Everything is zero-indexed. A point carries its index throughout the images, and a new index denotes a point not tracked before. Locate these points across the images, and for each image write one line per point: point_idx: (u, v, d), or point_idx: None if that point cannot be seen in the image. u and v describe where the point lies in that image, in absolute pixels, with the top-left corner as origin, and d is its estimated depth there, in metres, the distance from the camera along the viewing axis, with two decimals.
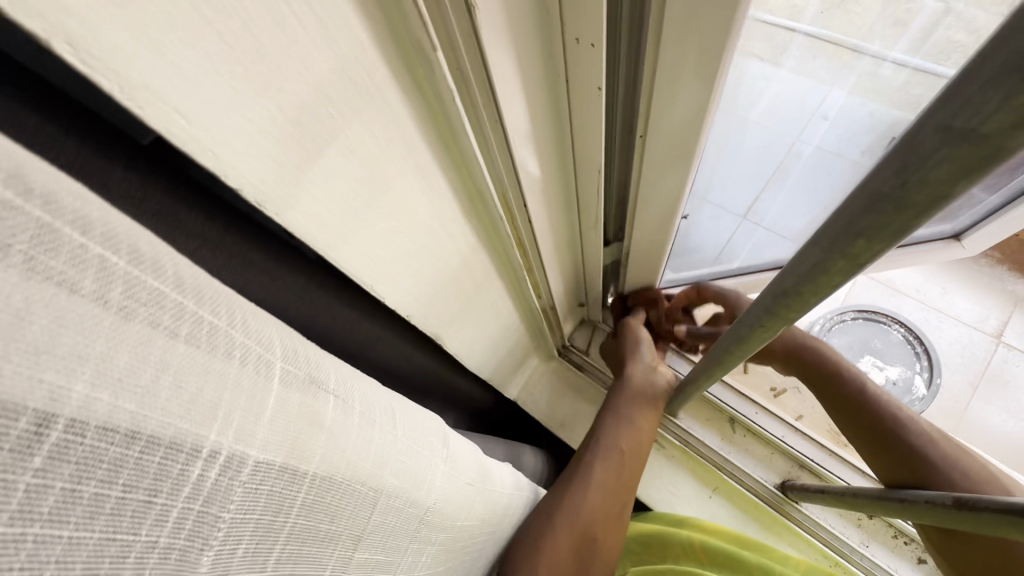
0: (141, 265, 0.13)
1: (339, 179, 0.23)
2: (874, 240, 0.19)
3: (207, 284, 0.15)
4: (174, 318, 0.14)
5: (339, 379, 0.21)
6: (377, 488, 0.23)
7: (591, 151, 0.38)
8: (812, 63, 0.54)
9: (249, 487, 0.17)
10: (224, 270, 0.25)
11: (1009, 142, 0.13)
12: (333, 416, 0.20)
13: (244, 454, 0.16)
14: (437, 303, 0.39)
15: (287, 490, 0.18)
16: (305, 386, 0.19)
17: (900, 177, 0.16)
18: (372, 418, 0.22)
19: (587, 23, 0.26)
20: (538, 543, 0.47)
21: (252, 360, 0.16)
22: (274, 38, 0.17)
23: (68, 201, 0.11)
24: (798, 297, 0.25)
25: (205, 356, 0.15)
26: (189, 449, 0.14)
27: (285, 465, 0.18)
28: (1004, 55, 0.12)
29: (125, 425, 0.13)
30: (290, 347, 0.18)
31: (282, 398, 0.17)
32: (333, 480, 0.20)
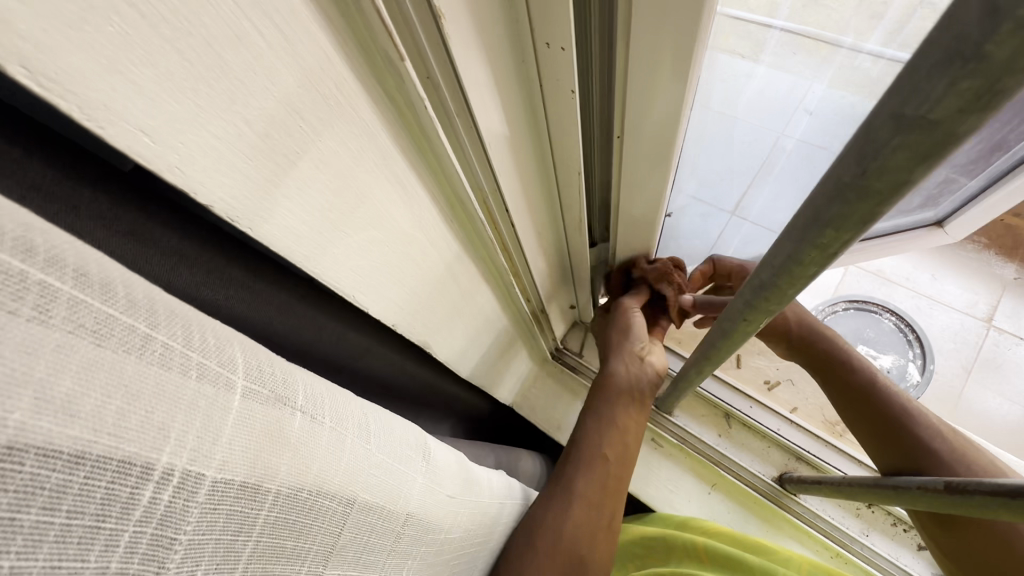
0: (87, 288, 0.13)
1: (312, 191, 0.23)
2: (842, 229, 0.19)
3: (162, 303, 0.15)
4: (124, 336, 0.14)
5: (309, 394, 0.21)
6: (349, 503, 0.23)
7: (571, 153, 0.38)
8: (790, 59, 0.55)
9: (205, 509, 0.17)
10: (201, 288, 0.25)
11: (959, 126, 0.13)
12: (301, 428, 0.20)
13: (200, 473, 0.16)
14: (423, 311, 0.39)
15: (248, 508, 0.18)
16: (269, 402, 0.19)
17: (861, 166, 0.16)
18: (343, 434, 0.22)
19: (557, 27, 0.27)
20: (527, 552, 0.47)
21: (213, 378, 0.16)
22: (236, 55, 0.17)
23: (9, 228, 0.12)
24: (776, 289, 0.25)
25: (158, 371, 0.15)
26: (140, 470, 0.14)
27: (247, 482, 0.18)
28: (946, 42, 0.12)
29: (69, 451, 0.13)
30: (255, 361, 0.19)
31: (245, 411, 0.18)
32: (302, 495, 0.20)
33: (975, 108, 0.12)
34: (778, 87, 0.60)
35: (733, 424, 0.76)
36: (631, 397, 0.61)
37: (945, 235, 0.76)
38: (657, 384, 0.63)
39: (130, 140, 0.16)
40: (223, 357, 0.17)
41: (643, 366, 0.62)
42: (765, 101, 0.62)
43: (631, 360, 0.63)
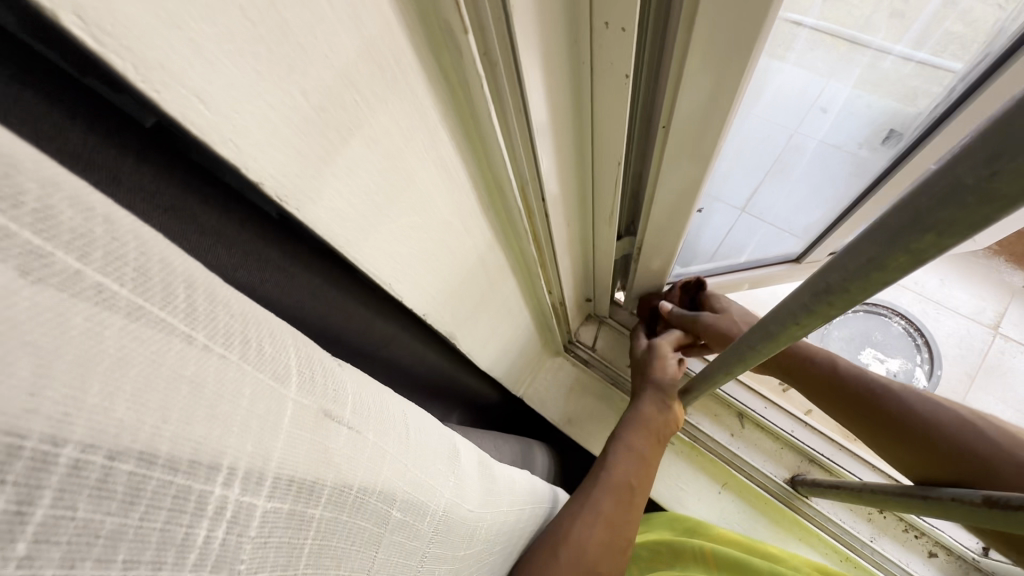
0: (147, 291, 0.12)
1: (361, 172, 0.22)
2: (944, 235, 0.17)
3: (220, 288, 0.14)
4: (188, 321, 0.13)
5: (355, 409, 0.20)
6: (389, 504, 0.22)
7: (611, 141, 0.37)
8: (817, 57, 0.52)
9: (270, 502, 0.16)
10: (239, 270, 0.23)
11: None
12: (344, 452, 0.19)
13: (265, 464, 0.15)
14: (453, 300, 0.38)
15: (307, 501, 0.17)
16: (317, 420, 0.18)
17: (990, 166, 0.14)
18: (383, 449, 0.22)
19: (617, 6, 0.25)
20: (550, 561, 0.47)
21: (266, 361, 0.16)
22: (298, 14, 0.15)
23: (68, 216, 0.10)
24: (843, 294, 0.24)
25: (221, 360, 0.14)
26: (203, 474, 0.13)
27: (304, 477, 0.17)
28: None
29: (137, 455, 0.12)
30: (308, 372, 0.18)
31: (297, 412, 0.17)
32: (348, 492, 0.19)
33: None
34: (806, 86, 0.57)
35: (745, 424, 0.75)
36: (653, 434, 0.62)
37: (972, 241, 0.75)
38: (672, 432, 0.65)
39: (185, 108, 0.14)
40: (270, 360, 0.16)
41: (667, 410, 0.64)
42: (787, 102, 0.58)
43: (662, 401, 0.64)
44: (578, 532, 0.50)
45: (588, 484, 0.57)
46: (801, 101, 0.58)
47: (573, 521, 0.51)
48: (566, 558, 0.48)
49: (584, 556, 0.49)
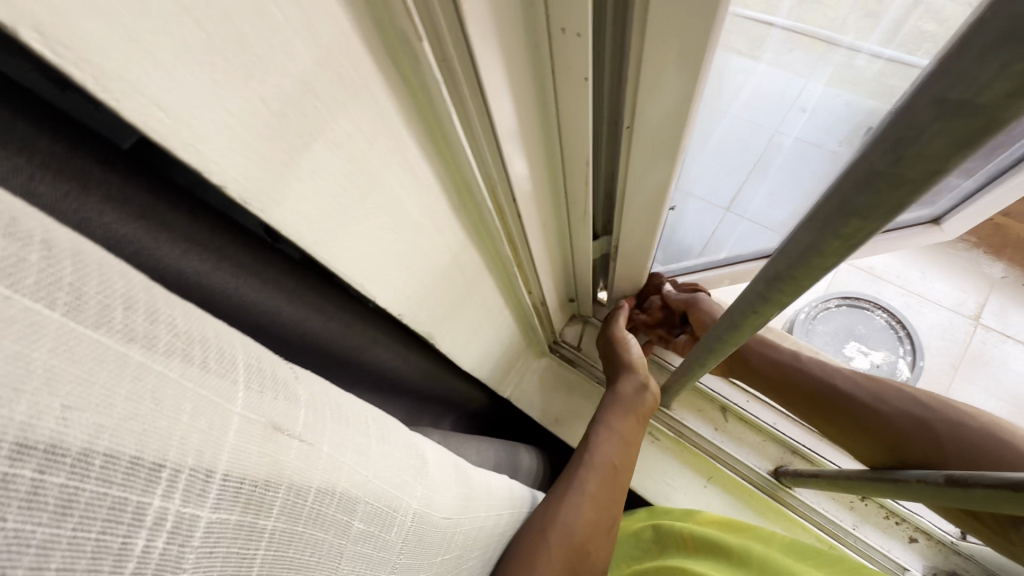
0: (88, 277, 0.13)
1: (326, 175, 0.23)
2: (868, 220, 0.19)
3: (165, 300, 0.15)
4: (127, 318, 0.14)
5: (309, 421, 0.20)
6: (350, 513, 0.23)
7: (579, 142, 0.38)
8: (789, 56, 0.56)
9: (217, 506, 0.17)
10: (214, 273, 0.24)
11: (1004, 111, 0.13)
12: (294, 469, 0.19)
13: (212, 464, 0.16)
14: (428, 302, 0.39)
15: (260, 505, 0.18)
16: (266, 433, 0.18)
17: (895, 153, 0.16)
18: (341, 460, 0.21)
19: (572, 13, 0.26)
20: (538, 549, 0.48)
21: (214, 355, 0.16)
22: (254, 27, 0.17)
23: (13, 217, 0.12)
24: (791, 281, 0.25)
25: (163, 360, 0.15)
26: (149, 467, 0.14)
27: (253, 484, 0.18)
28: (996, 27, 0.12)
29: (76, 448, 0.13)
30: (255, 364, 0.18)
31: (247, 403, 0.17)
32: (304, 501, 0.20)
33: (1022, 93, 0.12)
34: (780, 85, 0.60)
35: (729, 418, 0.76)
36: (632, 413, 0.65)
37: (941, 232, 0.76)
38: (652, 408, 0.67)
39: (145, 115, 0.15)
40: (223, 362, 0.17)
41: (644, 389, 0.67)
42: (767, 99, 0.62)
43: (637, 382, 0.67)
44: (564, 515, 0.52)
45: (572, 467, 0.59)
46: (781, 102, 0.63)
47: (558, 504, 0.53)
48: (553, 541, 0.50)
49: (570, 538, 0.51)
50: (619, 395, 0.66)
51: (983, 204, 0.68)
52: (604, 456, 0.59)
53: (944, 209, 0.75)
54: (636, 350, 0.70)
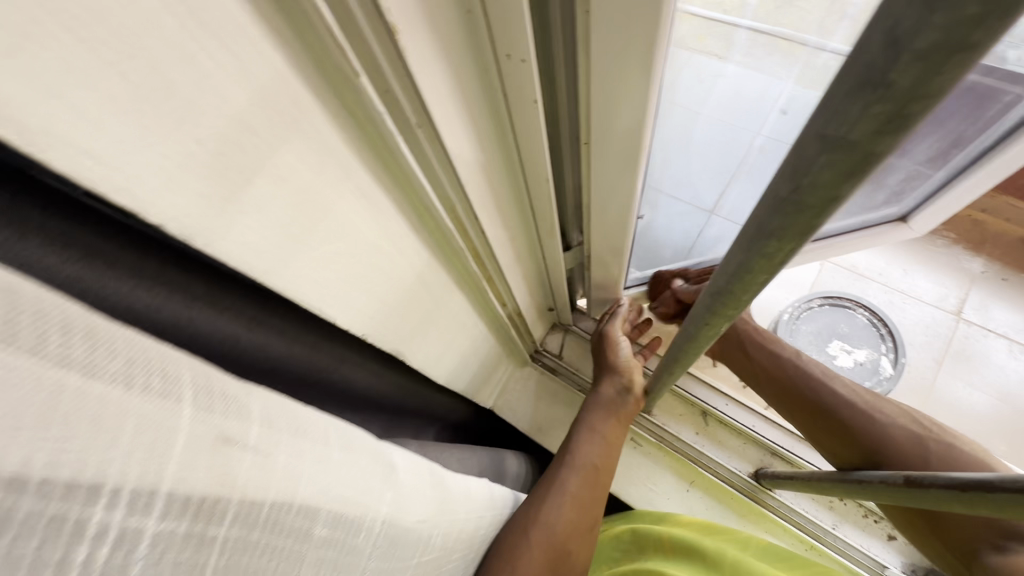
0: (18, 311, 0.14)
1: (272, 207, 0.24)
2: (784, 241, 0.20)
3: (104, 326, 0.16)
4: (60, 347, 0.14)
5: (263, 429, 0.21)
6: (312, 520, 0.23)
7: (537, 159, 0.39)
8: (766, 60, 0.58)
9: (163, 516, 0.17)
10: (164, 305, 0.25)
11: (876, 146, 0.14)
12: (248, 476, 0.19)
13: (156, 481, 0.16)
14: (393, 321, 0.39)
15: (211, 514, 0.18)
16: (214, 446, 0.18)
17: (794, 182, 0.17)
18: (298, 478, 0.22)
19: (514, 39, 0.28)
20: (520, 544, 0.49)
21: (156, 382, 0.17)
22: (184, 74, 0.17)
23: None
24: (731, 296, 0.26)
25: (101, 389, 0.15)
26: (87, 488, 0.15)
27: (204, 497, 0.18)
28: (855, 72, 0.12)
29: (8, 473, 0.13)
30: (202, 381, 0.19)
31: (195, 415, 0.18)
32: (259, 510, 0.20)
33: (889, 132, 0.13)
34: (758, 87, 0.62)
35: (709, 422, 0.77)
36: (614, 414, 0.66)
37: (910, 229, 0.79)
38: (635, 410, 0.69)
39: (75, 165, 0.16)
40: (166, 387, 0.17)
41: (626, 391, 0.68)
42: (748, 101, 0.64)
43: (619, 384, 0.68)
44: (546, 511, 0.53)
45: (555, 465, 0.60)
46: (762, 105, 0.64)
47: (541, 500, 0.54)
48: (536, 536, 0.50)
49: (553, 534, 0.51)
50: (601, 397, 0.68)
51: (947, 199, 0.71)
52: (588, 456, 0.60)
53: (912, 207, 0.77)
54: (625, 351, 0.70)
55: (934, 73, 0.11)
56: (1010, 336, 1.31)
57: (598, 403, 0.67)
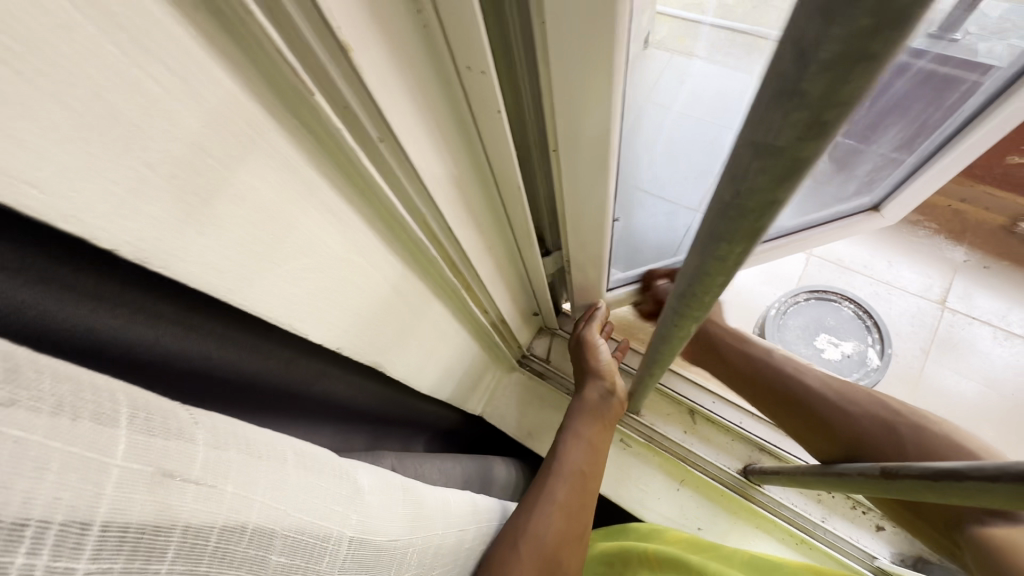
0: None
1: (232, 227, 0.24)
2: (734, 243, 0.20)
3: (26, 364, 0.15)
4: None
5: (207, 463, 0.20)
6: (266, 548, 0.23)
7: (506, 168, 0.40)
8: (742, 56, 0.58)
9: (95, 556, 0.16)
10: (126, 326, 0.25)
11: (802, 152, 0.14)
12: (193, 506, 0.19)
13: (88, 516, 0.16)
14: (370, 334, 0.39)
15: (151, 550, 0.18)
16: (153, 479, 0.18)
17: (734, 187, 0.17)
18: (252, 494, 0.22)
19: (473, 52, 0.28)
20: (511, 560, 0.47)
21: (89, 413, 0.17)
22: (128, 101, 0.17)
23: None
24: (695, 297, 0.27)
25: (27, 429, 0.15)
26: (10, 526, 0.14)
27: (143, 531, 0.18)
28: (774, 82, 0.13)
29: None
30: (141, 412, 0.18)
31: (132, 441, 0.18)
32: (206, 541, 0.20)
33: (810, 138, 0.13)
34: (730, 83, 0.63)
35: (697, 420, 0.77)
36: (598, 417, 0.67)
37: (882, 218, 0.79)
38: (618, 413, 0.70)
39: (17, 195, 0.16)
40: (100, 413, 0.17)
41: (609, 394, 0.69)
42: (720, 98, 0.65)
43: (602, 387, 0.69)
44: (536, 524, 0.51)
45: (541, 476, 0.59)
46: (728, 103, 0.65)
47: (530, 514, 0.53)
48: (527, 551, 0.49)
49: (544, 547, 0.50)
50: (584, 402, 0.68)
51: (915, 188, 0.72)
52: (574, 463, 0.60)
53: (882, 195, 0.79)
54: (604, 354, 0.71)
55: (843, 81, 0.11)
56: (995, 323, 1.32)
57: (582, 409, 0.67)
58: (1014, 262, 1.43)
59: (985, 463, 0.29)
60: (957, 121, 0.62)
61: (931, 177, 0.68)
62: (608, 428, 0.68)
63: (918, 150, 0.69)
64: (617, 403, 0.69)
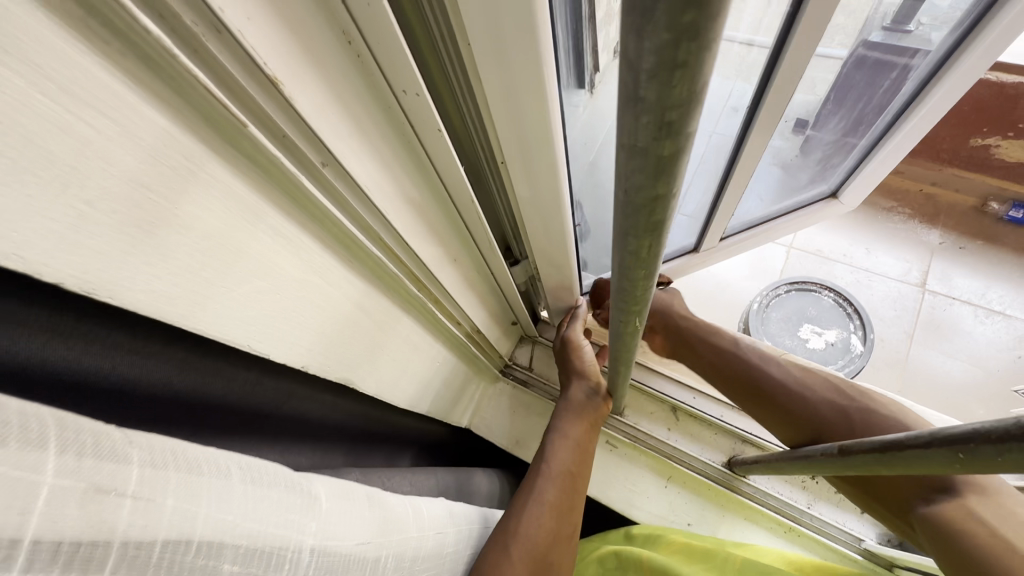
0: None
1: (179, 253, 0.25)
2: (642, 238, 0.21)
3: None
4: None
5: (144, 481, 0.22)
6: (217, 556, 0.24)
7: (458, 185, 0.41)
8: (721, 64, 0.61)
9: (29, 567, 0.17)
10: (83, 356, 0.26)
11: (664, 150, 0.16)
12: (129, 520, 0.20)
13: (15, 534, 0.17)
14: (337, 351, 0.41)
15: (88, 561, 0.19)
16: (86, 496, 0.19)
17: (625, 187, 0.19)
18: (195, 507, 0.23)
19: (405, 77, 0.30)
20: (502, 563, 0.47)
21: (15, 436, 0.17)
22: (62, 144, 0.19)
23: None
24: (632, 294, 0.28)
25: None
26: None
27: (78, 544, 0.19)
28: (625, 92, 0.14)
29: None
30: (70, 431, 0.19)
31: (64, 463, 0.19)
32: (148, 552, 0.21)
33: (663, 136, 0.15)
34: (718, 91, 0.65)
35: (680, 416, 0.79)
36: (582, 416, 0.67)
37: (840, 204, 0.82)
38: (603, 412, 0.70)
39: None
40: (27, 434, 0.18)
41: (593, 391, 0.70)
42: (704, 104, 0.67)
43: (587, 387, 0.70)
44: (527, 525, 0.51)
45: (530, 478, 0.59)
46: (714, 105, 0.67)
47: (519, 516, 0.52)
48: (518, 552, 0.48)
49: (535, 546, 0.49)
50: (569, 401, 0.69)
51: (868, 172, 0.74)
52: (562, 462, 0.60)
53: (838, 182, 0.82)
54: (587, 354, 0.72)
55: (669, 85, 0.13)
56: (974, 301, 1.34)
57: (568, 408, 0.68)
58: (988, 241, 1.45)
59: (918, 431, 0.30)
60: (896, 105, 0.65)
61: (880, 162, 0.71)
62: (594, 426, 0.69)
63: (870, 130, 0.71)
64: (601, 401, 0.70)
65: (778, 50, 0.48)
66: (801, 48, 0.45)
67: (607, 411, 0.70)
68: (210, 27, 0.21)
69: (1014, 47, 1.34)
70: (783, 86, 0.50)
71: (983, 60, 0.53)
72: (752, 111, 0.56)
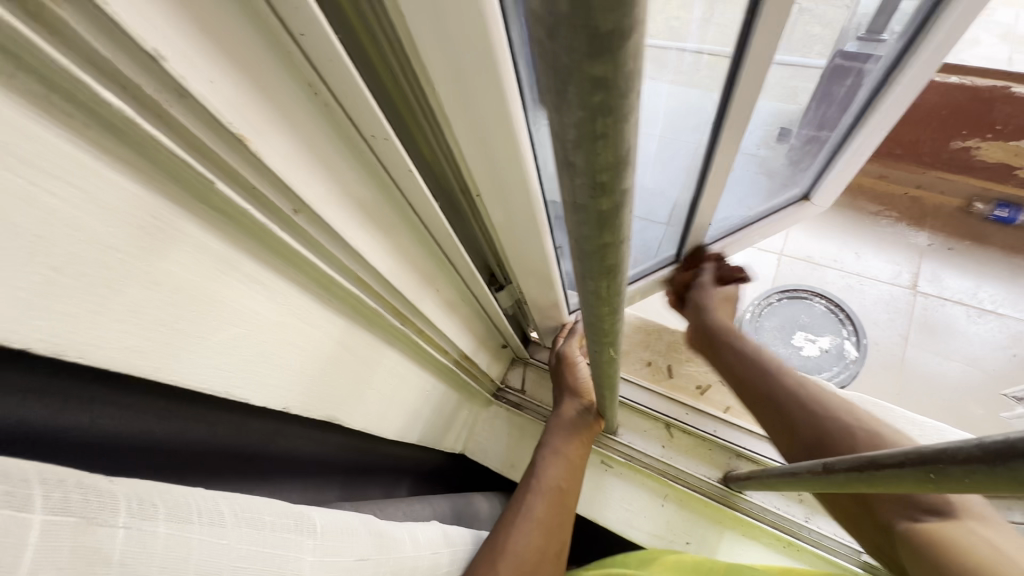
0: None
1: (150, 310, 0.25)
2: (600, 279, 0.22)
3: None
4: None
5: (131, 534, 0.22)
6: None
7: (435, 218, 0.42)
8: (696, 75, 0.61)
9: None
10: (58, 414, 0.26)
11: (603, 205, 0.16)
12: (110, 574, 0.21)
13: None
14: (321, 389, 0.41)
15: None
16: (63, 554, 0.19)
17: (575, 237, 0.19)
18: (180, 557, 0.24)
19: (372, 122, 0.31)
20: None
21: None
22: (27, 216, 0.19)
23: None
24: (604, 326, 0.29)
25: None
26: None
27: None
28: (559, 156, 0.15)
29: None
30: (49, 485, 0.20)
31: (47, 524, 0.19)
32: None
33: (599, 195, 0.16)
34: (692, 100, 0.65)
35: (674, 433, 0.79)
36: (574, 433, 0.67)
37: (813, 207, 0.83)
38: (595, 430, 0.70)
39: None
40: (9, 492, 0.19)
41: (585, 408, 0.70)
42: (683, 113, 0.67)
43: (580, 404, 0.70)
44: (514, 542, 0.51)
45: (520, 493, 0.59)
46: (687, 113, 0.67)
47: (507, 532, 0.52)
48: (504, 568, 0.48)
49: (522, 563, 0.49)
50: (561, 417, 0.69)
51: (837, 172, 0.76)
52: (552, 479, 0.60)
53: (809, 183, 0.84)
54: (582, 371, 0.72)
55: (594, 152, 0.14)
56: (966, 301, 1.35)
57: (560, 425, 0.68)
58: (976, 241, 1.46)
59: (896, 450, 0.31)
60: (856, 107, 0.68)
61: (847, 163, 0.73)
62: (586, 444, 0.68)
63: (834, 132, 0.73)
64: (594, 418, 0.70)
65: (735, 60, 0.50)
66: (758, 57, 0.47)
67: (600, 428, 0.70)
68: (174, 93, 0.22)
69: (985, 51, 1.36)
70: (746, 97, 0.52)
71: (934, 57, 0.55)
72: (719, 120, 0.57)
